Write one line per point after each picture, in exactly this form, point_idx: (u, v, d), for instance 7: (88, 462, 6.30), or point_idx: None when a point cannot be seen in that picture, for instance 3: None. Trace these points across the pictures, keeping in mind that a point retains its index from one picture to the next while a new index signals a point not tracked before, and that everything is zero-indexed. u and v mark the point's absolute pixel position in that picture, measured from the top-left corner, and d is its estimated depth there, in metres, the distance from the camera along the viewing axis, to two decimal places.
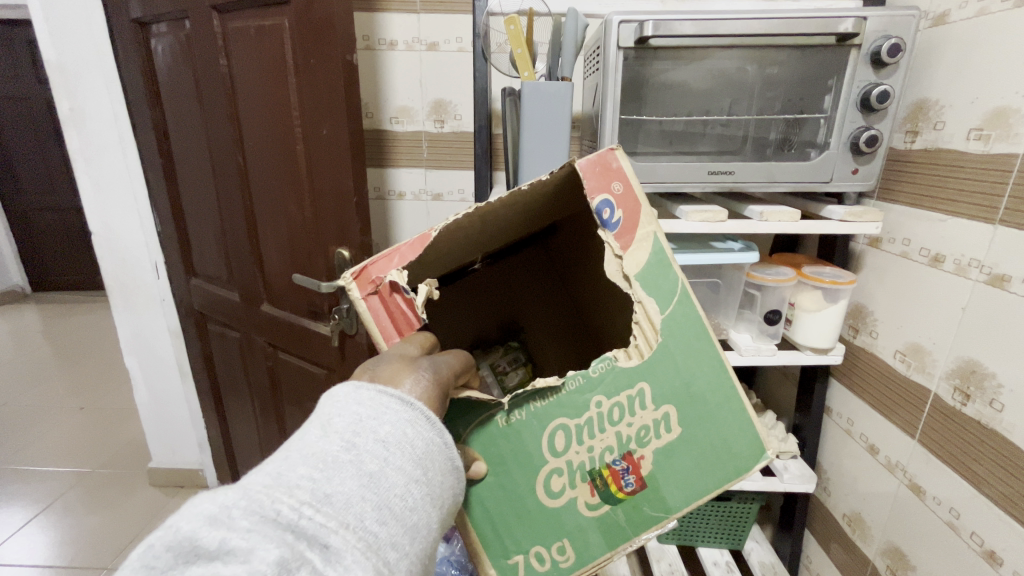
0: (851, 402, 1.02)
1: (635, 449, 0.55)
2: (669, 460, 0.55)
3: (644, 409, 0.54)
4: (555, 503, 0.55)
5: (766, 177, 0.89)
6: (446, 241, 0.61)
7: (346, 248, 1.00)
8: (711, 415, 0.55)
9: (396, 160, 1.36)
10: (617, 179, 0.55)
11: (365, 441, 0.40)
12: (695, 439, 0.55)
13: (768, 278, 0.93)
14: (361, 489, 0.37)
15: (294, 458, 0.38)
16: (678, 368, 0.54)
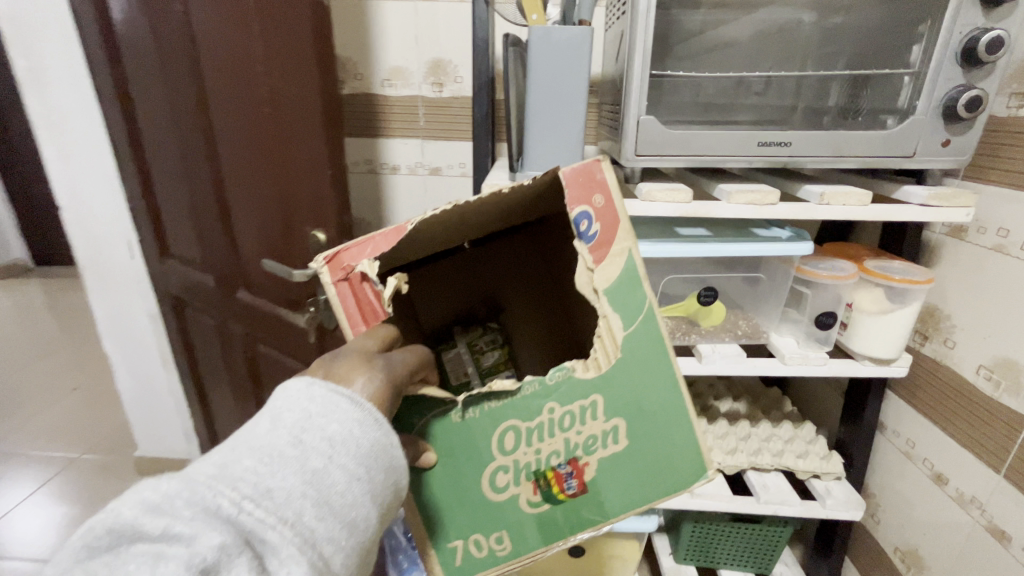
0: (913, 420, 0.87)
1: (581, 456, 0.52)
2: (613, 469, 0.53)
3: (595, 419, 0.51)
4: (497, 497, 0.53)
5: (832, 150, 0.71)
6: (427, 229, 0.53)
7: (323, 230, 0.86)
8: (659, 433, 0.52)
9: (389, 128, 1.20)
10: (598, 189, 0.50)
11: (310, 437, 0.39)
12: (641, 455, 0.53)
13: (822, 274, 0.77)
14: (301, 487, 0.37)
15: (242, 449, 0.38)
16: (632, 383, 0.51)
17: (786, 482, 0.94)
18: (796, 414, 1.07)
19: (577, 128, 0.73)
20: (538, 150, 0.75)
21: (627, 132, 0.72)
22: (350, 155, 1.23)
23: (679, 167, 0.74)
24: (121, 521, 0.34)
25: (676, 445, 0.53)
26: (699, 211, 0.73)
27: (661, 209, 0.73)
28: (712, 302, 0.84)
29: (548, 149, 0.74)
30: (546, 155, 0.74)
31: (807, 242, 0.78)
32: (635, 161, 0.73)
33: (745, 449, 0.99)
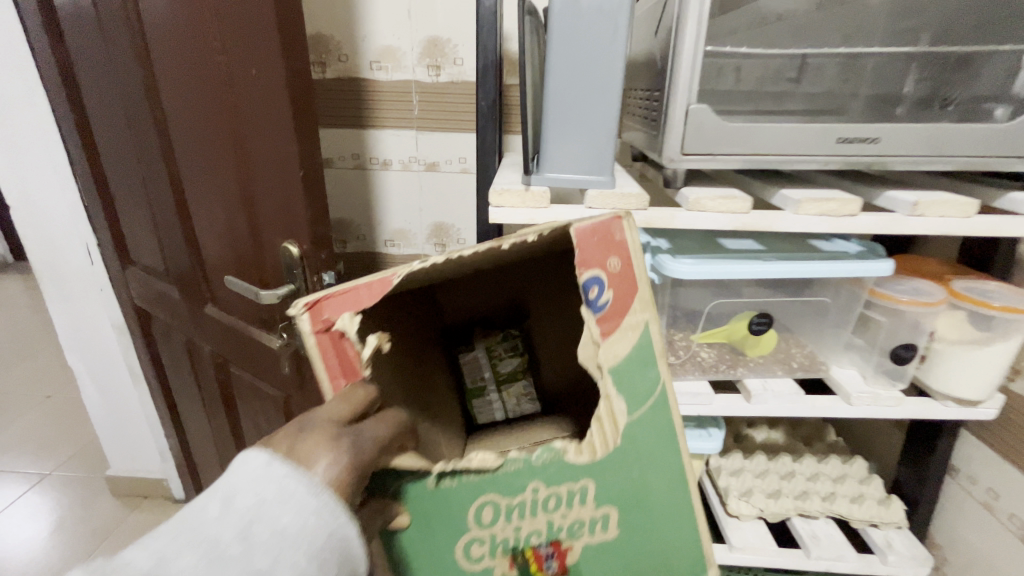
0: (994, 468, 0.74)
1: (564, 538, 0.46)
2: (599, 557, 0.47)
3: (583, 504, 0.45)
4: (470, 570, 0.46)
5: (932, 149, 0.57)
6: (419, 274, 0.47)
7: (295, 242, 0.71)
8: (654, 522, 0.46)
9: (379, 118, 1.05)
10: (615, 250, 0.44)
11: (261, 529, 0.33)
12: (629, 544, 0.46)
13: (901, 299, 0.64)
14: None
15: (183, 537, 0.33)
16: (629, 471, 0.44)
17: (838, 533, 0.81)
18: (843, 446, 0.95)
19: (611, 120, 0.58)
20: (561, 147, 0.60)
21: (672, 125, 0.57)
22: (334, 149, 1.08)
23: (736, 168, 0.59)
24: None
25: (674, 535, 0.47)
26: (759, 224, 0.59)
27: (712, 221, 0.59)
28: (764, 330, 0.70)
29: (574, 147, 0.59)
30: (572, 153, 0.60)
31: (885, 259, 0.63)
32: (680, 162, 0.59)
33: (789, 492, 0.86)
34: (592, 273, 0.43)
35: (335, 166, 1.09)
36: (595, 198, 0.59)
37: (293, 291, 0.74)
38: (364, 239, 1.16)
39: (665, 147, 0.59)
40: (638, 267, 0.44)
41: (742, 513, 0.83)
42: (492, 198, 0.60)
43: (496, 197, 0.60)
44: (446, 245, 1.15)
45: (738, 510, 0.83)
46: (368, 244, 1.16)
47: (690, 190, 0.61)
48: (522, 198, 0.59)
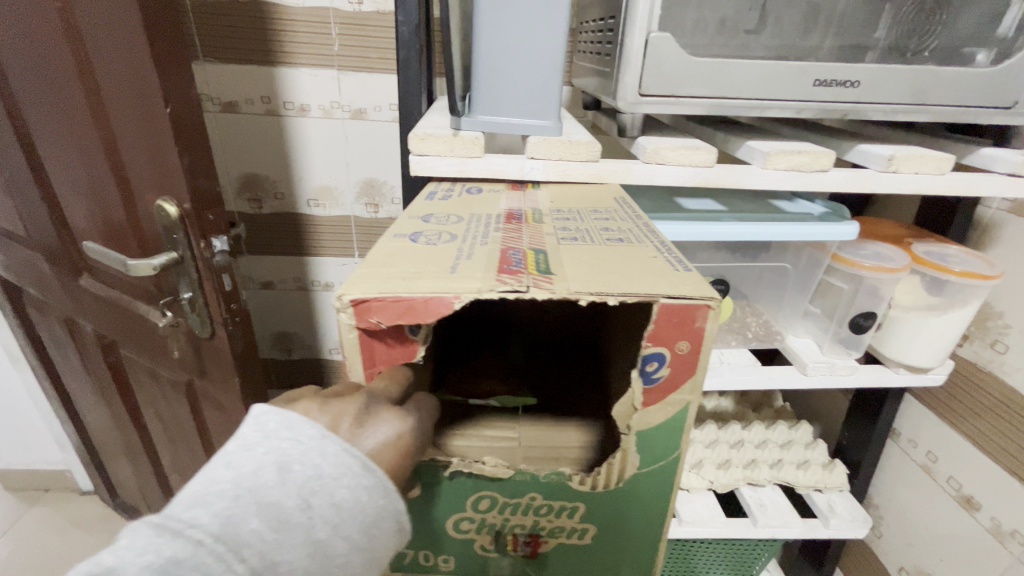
0: (937, 431, 0.75)
1: (544, 537, 0.48)
2: (565, 555, 0.49)
3: (571, 518, 0.46)
4: (452, 537, 0.48)
5: (911, 96, 0.52)
6: (464, 274, 0.35)
7: (172, 200, 0.57)
8: (620, 538, 0.48)
9: (291, 54, 0.88)
10: (688, 335, 0.35)
11: (320, 502, 0.30)
12: (595, 554, 0.49)
13: (865, 265, 0.60)
14: (299, 564, 0.29)
15: (245, 500, 0.29)
16: (627, 499, 0.45)
17: (784, 499, 0.79)
18: (787, 409, 0.94)
19: (560, 49, 0.47)
20: (497, 83, 0.49)
21: (629, 60, 0.48)
22: (238, 90, 0.90)
23: (698, 114, 0.51)
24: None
25: (638, 540, 0.48)
26: (725, 179, 0.51)
27: (672, 176, 0.51)
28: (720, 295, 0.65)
29: (512, 84, 0.48)
30: (511, 91, 0.49)
31: (847, 221, 0.58)
32: (639, 105, 0.50)
33: (739, 462, 0.82)
34: (653, 348, 0.36)
35: (241, 110, 0.92)
36: (538, 145, 0.49)
37: (177, 260, 0.60)
38: (283, 198, 1.01)
39: (622, 87, 0.49)
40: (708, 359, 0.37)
41: (692, 485, 0.80)
42: (413, 144, 0.49)
43: (416, 143, 0.49)
44: (378, 206, 1.02)
45: (687, 482, 0.80)
46: (287, 204, 1.01)
47: (647, 138, 0.53)
48: (450, 144, 0.49)
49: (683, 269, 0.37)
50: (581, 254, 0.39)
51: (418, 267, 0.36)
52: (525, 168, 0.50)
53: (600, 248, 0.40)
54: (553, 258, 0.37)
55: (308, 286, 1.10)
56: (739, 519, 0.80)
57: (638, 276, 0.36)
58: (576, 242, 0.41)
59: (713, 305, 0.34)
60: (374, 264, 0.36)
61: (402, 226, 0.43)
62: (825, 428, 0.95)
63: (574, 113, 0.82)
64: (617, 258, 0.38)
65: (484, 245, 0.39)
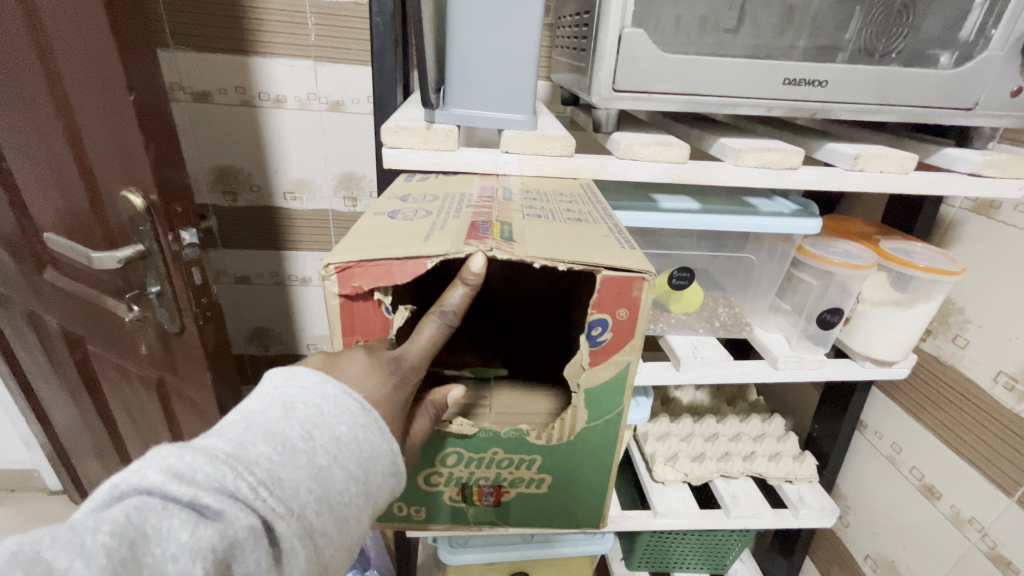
0: (901, 422, 0.77)
1: (507, 487, 0.49)
2: (527, 504, 0.51)
3: (531, 470, 0.47)
4: (421, 491, 0.49)
5: (877, 97, 0.53)
6: (434, 241, 0.36)
7: (137, 191, 0.55)
8: (575, 488, 0.49)
9: (266, 44, 0.87)
10: (627, 304, 0.37)
11: (322, 436, 0.31)
12: (554, 503, 0.50)
13: (834, 261, 0.61)
14: (306, 488, 0.29)
15: (256, 429, 0.29)
16: (580, 452, 0.46)
17: (756, 491, 0.81)
18: (761, 403, 0.95)
19: (534, 44, 0.47)
20: (471, 76, 0.48)
21: (603, 55, 0.48)
22: (210, 80, 0.88)
23: (670, 111, 0.52)
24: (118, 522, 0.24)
25: (593, 490, 0.49)
26: (698, 176, 0.52)
27: (646, 171, 0.51)
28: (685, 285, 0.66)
29: (486, 77, 0.48)
30: (485, 84, 0.49)
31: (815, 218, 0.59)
32: (613, 100, 0.50)
33: (713, 455, 0.84)
34: (596, 315, 0.38)
35: (215, 101, 0.90)
36: (512, 140, 0.49)
37: (144, 253, 0.58)
38: (258, 191, 0.99)
39: (595, 83, 0.49)
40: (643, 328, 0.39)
41: (667, 478, 0.81)
42: (385, 136, 0.48)
43: (389, 135, 0.48)
44: (357, 200, 1.01)
45: (663, 475, 0.81)
46: (263, 197, 1.00)
47: (622, 134, 0.53)
48: (424, 136, 0.48)
49: (629, 246, 0.39)
50: (542, 228, 0.40)
51: (392, 237, 0.37)
52: (500, 162, 0.50)
53: (560, 226, 0.41)
54: (516, 229, 0.39)
55: (285, 281, 1.08)
56: (712, 510, 0.81)
57: (587, 249, 0.37)
58: (540, 219, 0.42)
59: (648, 279, 0.36)
60: (356, 236, 0.38)
61: (381, 206, 0.44)
62: (796, 420, 0.97)
63: (553, 108, 0.82)
64: (574, 234, 0.40)
65: (456, 217, 0.40)
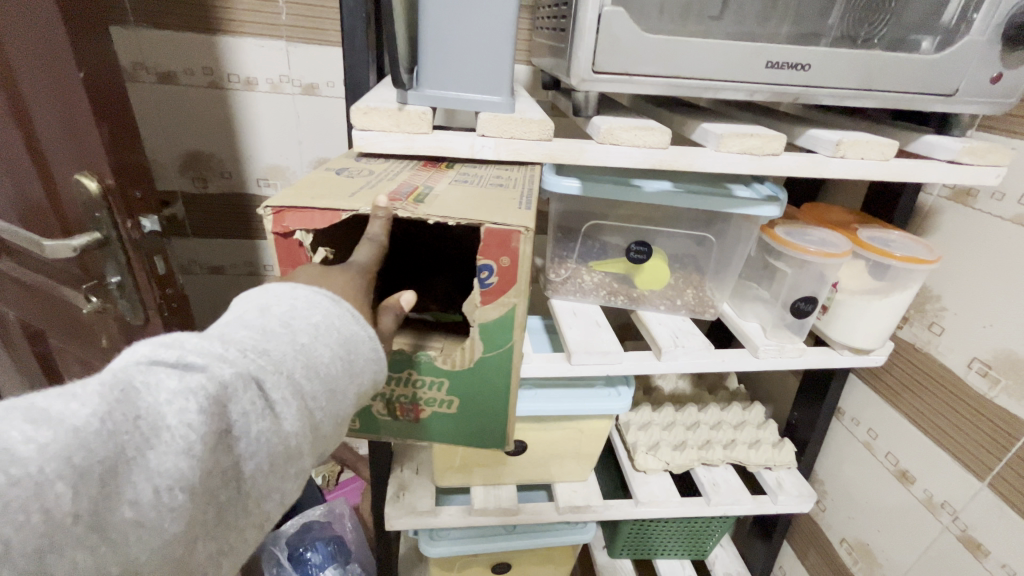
0: (878, 410, 0.78)
1: (420, 406, 0.50)
2: (437, 427, 0.52)
3: (439, 390, 0.49)
4: None
5: (858, 83, 0.52)
6: (362, 197, 0.41)
7: (91, 175, 0.52)
8: (478, 414, 0.51)
9: (235, 23, 0.83)
10: (506, 254, 0.40)
11: (300, 323, 0.34)
12: (461, 427, 0.52)
13: (810, 251, 0.61)
14: (295, 365, 0.32)
15: (234, 318, 0.33)
16: (484, 380, 0.48)
17: (736, 478, 0.82)
18: (742, 391, 0.96)
19: (511, 21, 0.45)
20: (445, 55, 0.46)
21: (582, 35, 0.46)
22: (176, 59, 0.84)
23: (652, 94, 0.50)
24: (93, 404, 0.26)
25: (496, 418, 0.51)
26: (679, 162, 0.50)
27: (626, 157, 0.50)
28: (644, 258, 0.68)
29: (461, 56, 0.46)
30: (459, 65, 0.46)
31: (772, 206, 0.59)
32: (593, 83, 0.49)
33: (694, 443, 0.84)
34: (481, 262, 0.40)
35: (182, 82, 0.86)
36: (489, 122, 0.47)
37: (101, 241, 0.55)
38: (230, 177, 0.95)
39: (575, 64, 0.48)
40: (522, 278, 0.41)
41: (649, 467, 0.81)
42: (355, 118, 0.46)
43: (360, 116, 0.46)
44: None
45: (644, 464, 0.81)
46: (235, 184, 0.96)
47: (602, 118, 0.52)
48: (395, 118, 0.46)
49: (525, 207, 0.42)
50: (456, 191, 0.44)
51: (329, 193, 0.42)
52: (476, 146, 0.48)
53: (473, 189, 0.45)
54: (433, 193, 0.43)
55: (259, 271, 1.05)
56: (693, 498, 0.81)
57: (478, 210, 0.40)
58: (464, 183, 0.46)
59: (526, 232, 0.39)
60: (302, 187, 0.42)
61: (334, 164, 0.48)
62: (776, 408, 0.98)
63: (535, 94, 0.80)
64: (479, 197, 0.43)
65: (391, 180, 0.45)
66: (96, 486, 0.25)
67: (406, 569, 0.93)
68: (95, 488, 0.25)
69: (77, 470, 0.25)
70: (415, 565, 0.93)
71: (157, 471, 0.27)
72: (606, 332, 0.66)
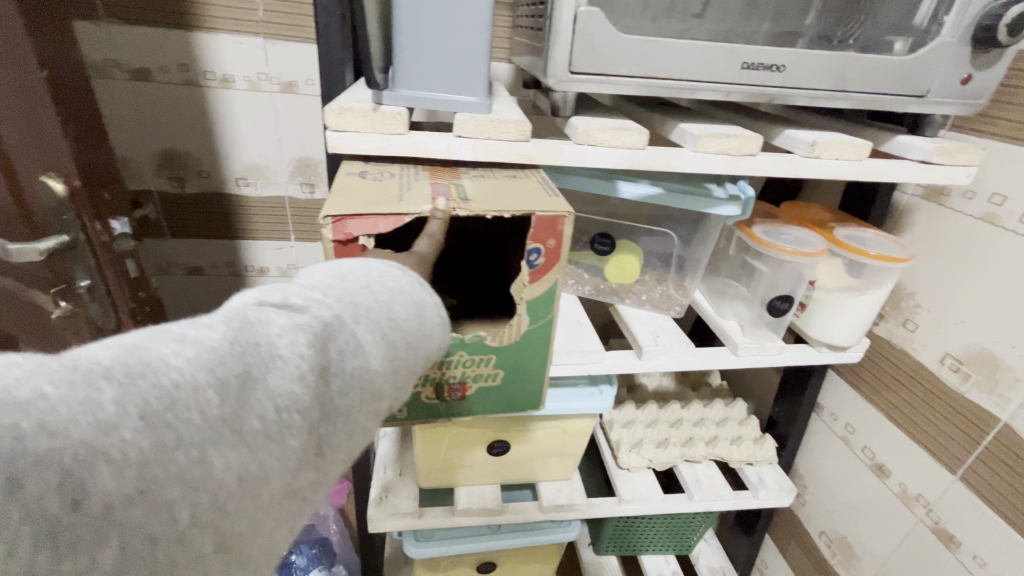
0: (855, 405, 0.79)
1: (468, 382, 0.52)
2: (486, 399, 0.54)
3: (487, 362, 0.50)
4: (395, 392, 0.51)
5: (832, 84, 0.53)
6: (414, 196, 0.43)
7: (56, 176, 0.51)
8: (523, 382, 0.53)
9: (210, 19, 0.81)
10: (552, 236, 0.43)
11: (378, 285, 0.37)
12: (507, 396, 0.54)
13: (785, 250, 0.61)
14: (378, 315, 0.36)
15: (320, 280, 0.36)
16: (526, 349, 0.50)
17: (718, 474, 0.82)
18: (725, 388, 0.97)
19: (486, 20, 0.45)
20: (419, 55, 0.46)
21: (558, 34, 0.46)
22: (150, 56, 0.82)
23: (628, 94, 0.50)
24: (222, 331, 0.29)
25: (536, 380, 0.53)
26: (656, 162, 0.51)
27: (603, 158, 0.50)
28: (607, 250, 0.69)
29: (436, 56, 0.46)
30: (433, 64, 0.46)
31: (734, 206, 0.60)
32: (570, 83, 0.48)
33: (677, 440, 0.85)
34: (530, 245, 0.43)
35: (156, 79, 0.84)
36: (465, 123, 0.47)
37: (69, 244, 0.54)
38: (208, 176, 0.93)
39: (551, 64, 0.48)
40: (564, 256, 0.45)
41: (632, 465, 0.81)
42: (329, 118, 0.45)
43: (333, 117, 0.45)
44: (314, 186, 0.97)
45: (628, 462, 0.81)
46: (213, 183, 0.94)
47: (579, 119, 0.52)
48: (370, 119, 0.46)
49: (555, 195, 0.46)
50: (488, 185, 0.46)
51: (376, 196, 0.43)
52: (452, 147, 0.48)
53: (504, 182, 0.48)
54: (470, 189, 0.45)
55: (240, 271, 1.03)
56: (676, 495, 0.82)
57: (521, 200, 0.44)
58: (485, 178, 0.49)
59: (571, 216, 0.43)
60: (344, 195, 0.42)
61: (351, 166, 0.48)
62: (758, 404, 0.99)
63: (517, 93, 0.80)
64: (513, 189, 0.46)
65: (418, 181, 0.46)
66: (234, 399, 0.28)
67: (391, 570, 0.92)
68: (234, 396, 0.28)
69: (217, 379, 0.28)
70: (400, 565, 0.93)
71: (274, 391, 0.30)
72: (587, 332, 0.68)
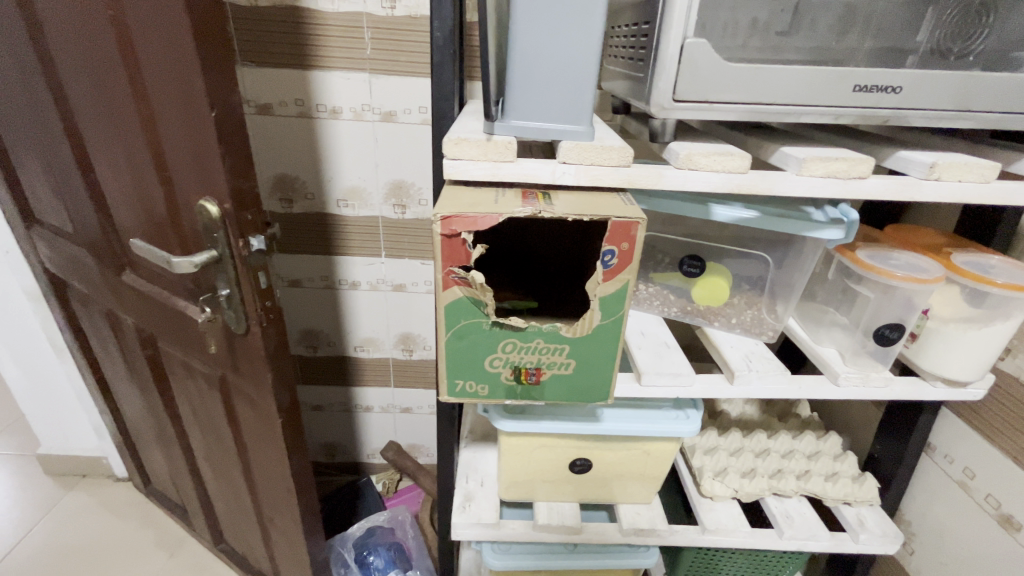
0: (975, 447, 0.72)
1: (544, 368, 0.53)
2: (563, 389, 0.55)
3: (561, 352, 0.52)
4: (476, 372, 0.54)
5: (954, 103, 0.50)
6: (507, 202, 0.47)
7: (213, 200, 0.59)
8: (596, 375, 0.53)
9: (325, 58, 0.91)
10: (626, 241, 0.45)
11: None
12: (581, 388, 0.54)
13: (895, 275, 0.58)
14: None
15: None
16: (602, 341, 0.51)
17: (812, 512, 0.78)
18: (815, 421, 0.92)
19: (595, 55, 0.47)
20: (530, 90, 0.49)
21: (664, 65, 0.48)
22: (274, 92, 0.93)
23: (731, 119, 0.51)
24: None
25: (609, 374, 0.53)
26: (759, 185, 0.50)
27: (704, 181, 0.51)
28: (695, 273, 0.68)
29: (545, 88, 0.49)
30: (543, 97, 0.49)
31: (836, 229, 0.58)
32: (672, 110, 0.50)
33: (764, 471, 0.81)
34: (605, 246, 0.45)
35: (277, 112, 0.94)
36: (570, 150, 0.50)
37: (216, 258, 0.62)
38: (313, 198, 1.03)
39: (655, 93, 0.49)
40: (636, 262, 0.46)
41: (716, 493, 0.79)
42: (447, 148, 0.50)
43: (451, 147, 0.49)
44: (405, 207, 1.04)
45: (712, 490, 0.79)
46: (317, 204, 1.04)
47: (679, 144, 0.53)
48: (483, 148, 0.50)
49: (634, 205, 0.48)
50: (571, 195, 0.50)
51: (476, 201, 0.47)
52: (557, 173, 0.50)
53: (586, 192, 0.51)
54: (556, 198, 0.49)
55: (335, 285, 1.12)
56: (764, 529, 0.78)
57: (601, 207, 0.47)
58: (571, 189, 0.52)
59: (643, 222, 0.45)
60: (449, 201, 0.47)
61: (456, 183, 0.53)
62: (855, 439, 0.93)
63: (603, 117, 0.82)
64: (595, 199, 0.49)
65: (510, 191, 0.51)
66: None
67: None
68: None
69: None
70: None
71: None
72: (675, 353, 0.66)
